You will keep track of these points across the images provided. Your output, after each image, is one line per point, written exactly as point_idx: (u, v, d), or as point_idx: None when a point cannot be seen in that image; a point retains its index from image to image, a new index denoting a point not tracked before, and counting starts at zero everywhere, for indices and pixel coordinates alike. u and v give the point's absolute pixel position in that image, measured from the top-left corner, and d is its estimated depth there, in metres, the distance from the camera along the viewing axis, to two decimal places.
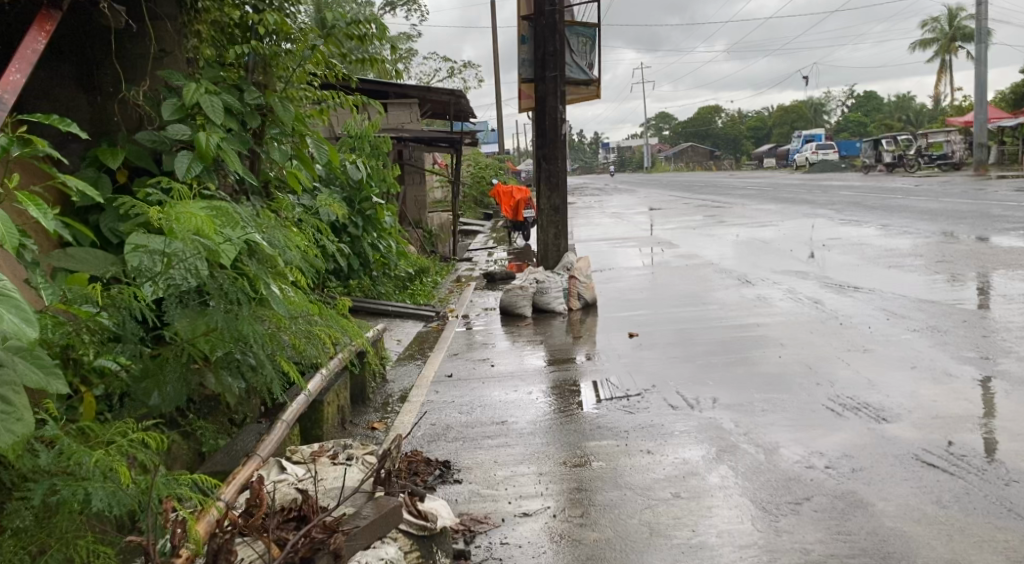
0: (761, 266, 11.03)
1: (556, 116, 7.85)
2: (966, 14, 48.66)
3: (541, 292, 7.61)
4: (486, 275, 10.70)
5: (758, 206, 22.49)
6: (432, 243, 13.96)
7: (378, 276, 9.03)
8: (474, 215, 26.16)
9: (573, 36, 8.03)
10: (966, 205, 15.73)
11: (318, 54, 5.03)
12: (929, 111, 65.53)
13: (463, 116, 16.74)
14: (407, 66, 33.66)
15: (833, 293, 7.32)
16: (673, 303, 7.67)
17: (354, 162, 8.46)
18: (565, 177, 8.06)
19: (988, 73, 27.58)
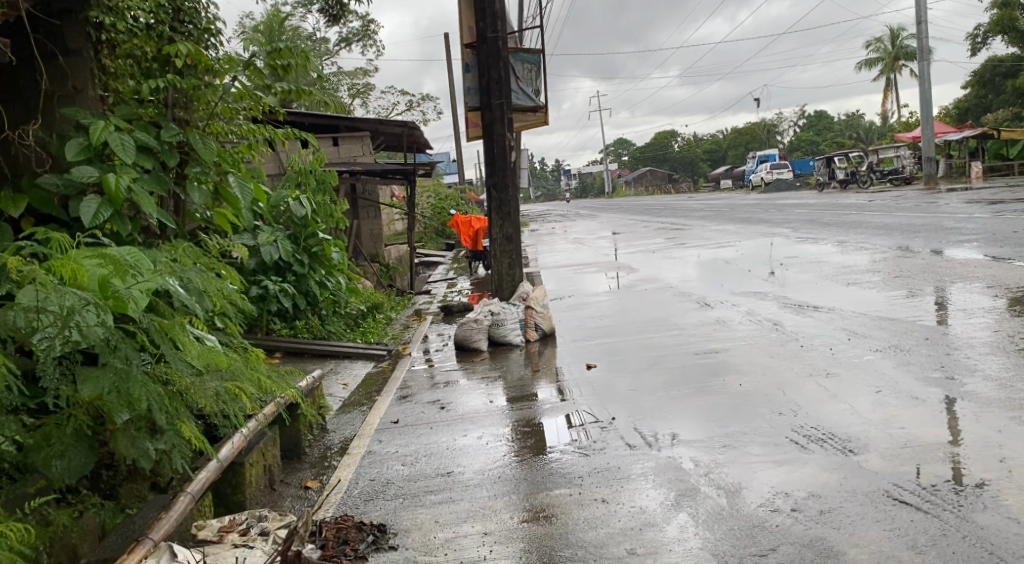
0: (722, 287, 10.92)
1: (504, 144, 7.64)
2: (908, 35, 50.30)
3: (496, 325, 7.33)
4: (443, 308, 10.40)
5: (718, 227, 22.60)
6: (389, 276, 13.63)
7: (328, 314, 8.64)
8: (435, 246, 25.86)
9: (518, 62, 7.90)
10: (920, 219, 15.92)
11: (240, 87, 4.76)
12: (878, 128, 67.31)
13: (417, 148, 16.54)
14: (363, 101, 33.52)
15: (793, 313, 7.17)
16: (633, 331, 7.44)
17: (298, 198, 8.17)
18: (517, 206, 7.85)
19: (932, 91, 28.35)
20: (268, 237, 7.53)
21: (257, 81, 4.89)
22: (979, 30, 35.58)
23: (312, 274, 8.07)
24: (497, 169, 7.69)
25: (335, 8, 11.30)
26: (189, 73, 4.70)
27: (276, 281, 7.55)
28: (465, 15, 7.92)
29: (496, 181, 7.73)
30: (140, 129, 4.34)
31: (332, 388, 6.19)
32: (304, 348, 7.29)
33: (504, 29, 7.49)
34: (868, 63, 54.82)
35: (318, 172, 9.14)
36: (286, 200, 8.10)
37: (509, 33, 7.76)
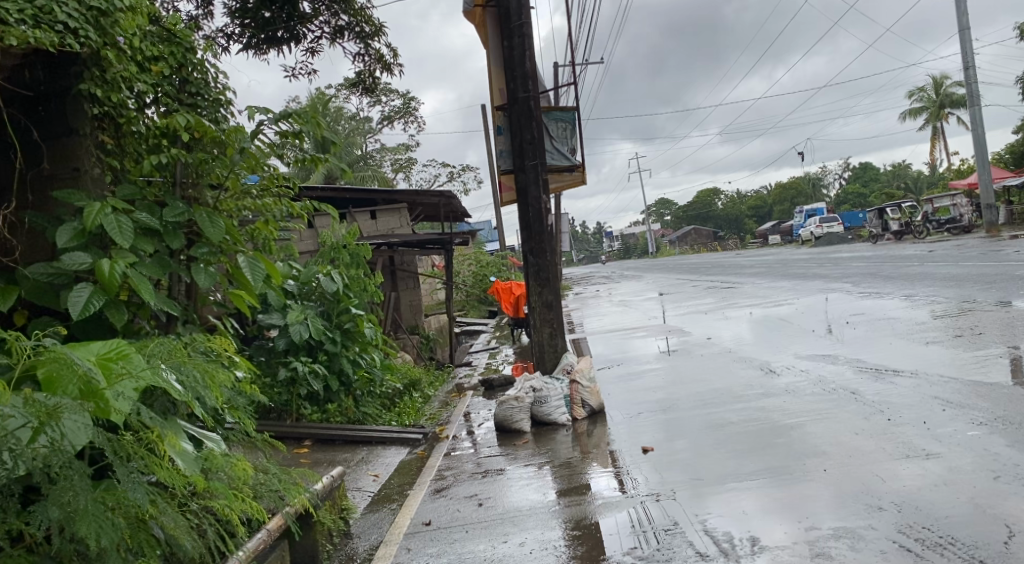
0: (783, 350, 10.14)
1: (540, 207, 7.19)
2: (952, 82, 49.43)
3: (539, 402, 6.71)
4: (484, 382, 9.84)
5: (770, 284, 21.75)
6: (429, 349, 13.15)
7: (364, 394, 8.11)
8: (478, 315, 25.49)
9: (552, 121, 7.54)
10: (991, 268, 14.93)
11: (249, 158, 4.42)
12: (927, 177, 65.76)
13: (456, 217, 16.33)
14: (405, 175, 33.93)
15: (870, 380, 6.42)
16: (690, 404, 6.73)
17: (329, 273, 7.83)
18: (557, 272, 7.32)
19: (986, 135, 27.42)
20: (297, 315, 7.19)
21: (268, 151, 4.53)
22: None
23: (345, 352, 7.62)
24: (533, 233, 7.22)
25: (366, 82, 11.21)
26: (196, 147, 4.39)
27: (305, 362, 7.15)
28: (494, 77, 7.62)
29: (533, 246, 7.24)
30: (141, 210, 4.03)
31: (362, 481, 5.62)
32: (336, 434, 6.86)
33: (537, 87, 7.14)
34: (913, 111, 53.85)
35: (351, 245, 8.78)
36: (317, 276, 7.74)
37: (540, 92, 7.42)
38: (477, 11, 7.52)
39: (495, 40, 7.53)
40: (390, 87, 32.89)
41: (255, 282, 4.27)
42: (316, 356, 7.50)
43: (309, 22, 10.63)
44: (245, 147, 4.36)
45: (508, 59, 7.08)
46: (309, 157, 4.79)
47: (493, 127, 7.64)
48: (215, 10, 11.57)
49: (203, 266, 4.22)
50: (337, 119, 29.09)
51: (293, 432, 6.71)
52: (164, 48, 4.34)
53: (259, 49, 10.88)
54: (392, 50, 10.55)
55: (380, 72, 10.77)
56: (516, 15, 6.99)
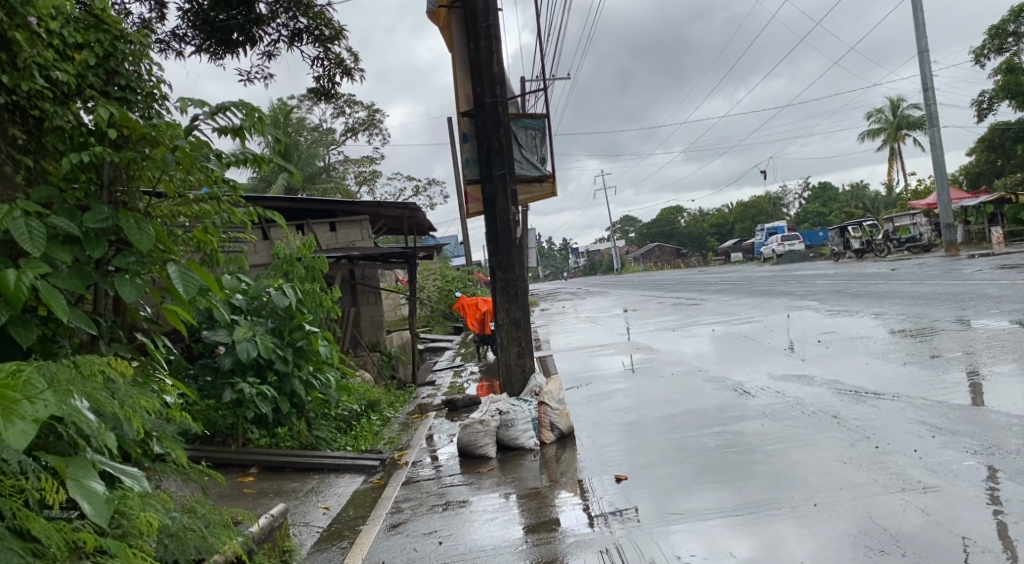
0: (754, 369, 9.91)
1: (507, 218, 6.82)
2: (909, 104, 50.60)
3: (506, 426, 6.28)
4: (446, 403, 9.41)
5: (736, 300, 21.70)
6: (390, 367, 12.65)
7: (318, 417, 7.69)
8: (443, 330, 25.05)
9: (521, 128, 7.18)
10: (955, 287, 14.97)
11: (183, 157, 3.96)
12: (885, 197, 67.19)
13: (420, 230, 15.93)
14: (370, 188, 33.43)
15: (851, 403, 6.15)
16: (665, 428, 6.37)
17: (281, 286, 7.34)
18: (525, 286, 6.94)
19: (944, 156, 27.93)
20: (244, 332, 6.87)
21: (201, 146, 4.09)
22: (984, 97, 35.51)
23: (296, 372, 7.21)
24: (501, 246, 6.85)
25: (325, 88, 10.76)
26: (126, 145, 3.92)
27: (252, 383, 6.78)
28: (460, 81, 7.26)
29: (501, 259, 6.86)
30: (59, 214, 3.59)
31: (311, 516, 5.15)
32: (284, 461, 6.43)
33: (505, 93, 6.79)
34: (872, 132, 54.98)
35: (307, 258, 8.41)
36: (268, 290, 7.33)
37: (509, 98, 7.08)
38: (443, 12, 7.16)
39: (461, 42, 7.17)
40: (355, 99, 32.40)
41: (187, 295, 3.78)
42: (265, 377, 7.12)
43: (265, 24, 10.17)
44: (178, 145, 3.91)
45: (475, 62, 6.74)
46: (254, 157, 4.33)
47: (459, 135, 7.28)
48: (167, 11, 11.04)
49: (127, 278, 3.75)
50: (300, 129, 28.48)
51: (237, 459, 6.36)
52: (90, 34, 3.89)
53: (212, 51, 10.37)
54: (352, 55, 10.14)
55: (340, 78, 10.34)
56: (484, 16, 6.65)
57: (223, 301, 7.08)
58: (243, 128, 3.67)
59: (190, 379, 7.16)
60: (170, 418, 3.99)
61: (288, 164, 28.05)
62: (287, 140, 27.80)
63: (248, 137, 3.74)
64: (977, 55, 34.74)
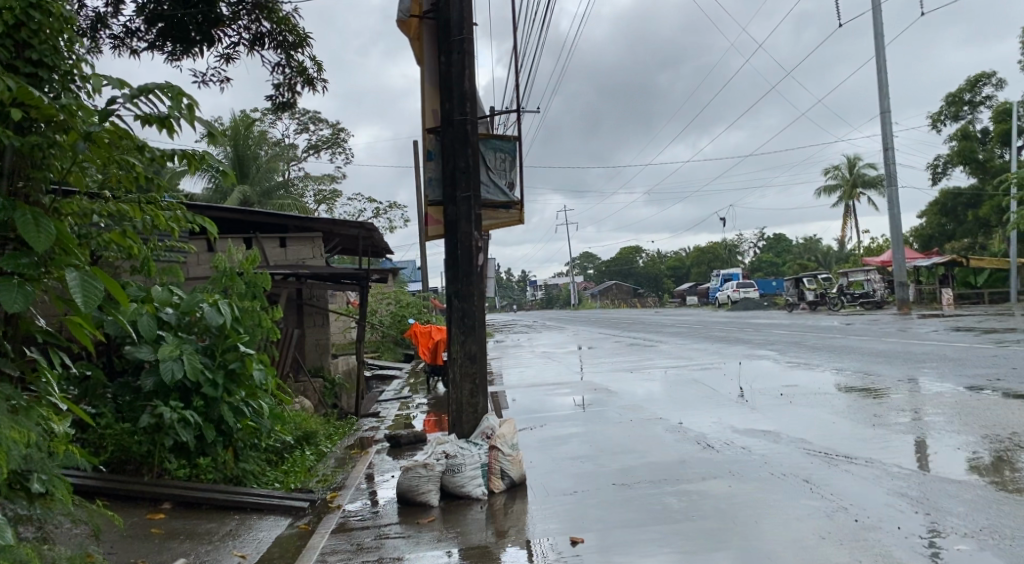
0: (714, 420, 9.54)
1: (469, 244, 6.34)
2: (866, 164, 52.02)
3: (451, 471, 5.72)
4: (390, 438, 8.80)
5: (692, 345, 21.51)
6: (333, 395, 11.97)
7: (246, 447, 7.04)
8: (393, 357, 24.33)
9: (489, 150, 6.75)
10: (912, 346, 14.95)
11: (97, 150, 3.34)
12: (837, 252, 68.80)
13: (376, 252, 15.38)
14: (329, 207, 32.73)
15: (823, 467, 5.77)
16: (625, 482, 5.89)
17: (216, 302, 6.71)
18: (483, 319, 6.43)
19: (900, 216, 28.51)
20: (170, 350, 6.26)
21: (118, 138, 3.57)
22: (938, 161, 36.62)
23: (225, 397, 6.58)
24: (460, 274, 6.35)
25: (285, 97, 10.23)
26: (29, 130, 3.28)
27: (173, 407, 6.14)
28: (428, 97, 6.82)
29: (459, 288, 6.37)
30: None
31: None
32: (201, 498, 5.77)
33: (475, 111, 6.37)
34: (829, 188, 56.39)
35: (248, 273, 7.80)
36: (202, 305, 6.71)
37: (478, 117, 6.66)
38: (415, 23, 6.74)
39: (432, 55, 6.73)
40: (321, 116, 31.88)
41: (83, 305, 3.12)
42: (190, 400, 6.48)
43: (226, 25, 9.63)
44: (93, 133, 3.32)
45: (445, 76, 6.32)
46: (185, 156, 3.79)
47: (423, 152, 6.82)
48: (123, 7, 10.41)
49: (14, 282, 3.13)
50: (260, 143, 27.79)
51: (148, 492, 5.70)
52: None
53: (168, 50, 9.75)
54: (316, 64, 9.67)
55: (302, 88, 9.83)
56: (458, 28, 6.25)
57: (150, 314, 6.46)
58: (169, 117, 3.12)
59: (105, 398, 6.48)
60: (53, 452, 3.38)
61: (245, 176, 27.27)
62: (246, 152, 27.05)
63: (174, 130, 3.19)
64: (933, 121, 35.88)
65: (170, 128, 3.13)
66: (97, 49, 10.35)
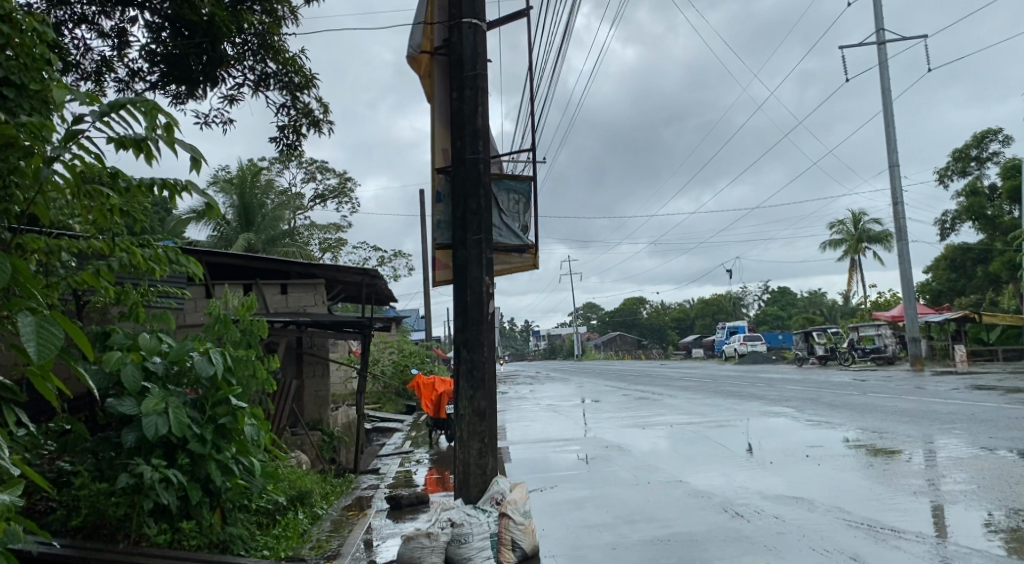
0: (736, 483, 8.96)
1: (479, 290, 5.92)
2: (872, 218, 51.92)
3: (457, 542, 5.14)
4: (390, 499, 8.24)
5: (702, 399, 20.88)
6: (331, 449, 11.40)
7: (235, 508, 6.50)
8: (395, 408, 23.72)
9: (501, 191, 6.39)
10: (935, 405, 14.36)
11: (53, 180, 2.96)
12: (842, 307, 68.27)
13: (379, 301, 15.00)
14: (334, 255, 32.48)
15: (867, 542, 5.24)
16: (650, 556, 5.35)
17: (208, 350, 6.27)
18: (493, 371, 5.96)
19: (911, 271, 28.14)
20: (155, 404, 5.80)
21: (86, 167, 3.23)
22: (946, 216, 36.45)
23: (214, 454, 6.09)
24: (469, 322, 5.91)
25: (290, 140, 9.95)
26: None
27: (155, 466, 5.64)
28: (437, 135, 6.49)
29: (468, 338, 5.92)
30: None
31: None
32: None
33: (488, 150, 6.05)
34: (834, 242, 56.26)
35: (244, 320, 7.39)
36: (193, 354, 6.27)
37: (491, 156, 6.33)
38: (425, 59, 6.47)
39: (443, 92, 6.43)
40: (328, 165, 31.97)
41: (34, 358, 2.65)
42: (175, 458, 6.00)
43: (230, 65, 9.45)
44: (59, 155, 2.92)
45: (456, 113, 6.00)
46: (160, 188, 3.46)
47: (432, 193, 6.47)
48: (129, 50, 10.24)
49: None
50: (267, 192, 27.75)
51: None
52: None
53: (171, 91, 9.56)
54: (322, 105, 9.46)
55: (307, 131, 9.60)
56: (471, 64, 5.96)
57: (135, 364, 6.04)
58: (146, 139, 2.80)
59: (84, 454, 5.99)
60: None
61: (251, 225, 27.10)
62: (252, 200, 26.98)
63: (152, 154, 2.88)
64: (940, 177, 35.85)
65: (146, 151, 2.81)
66: (101, 93, 10.14)
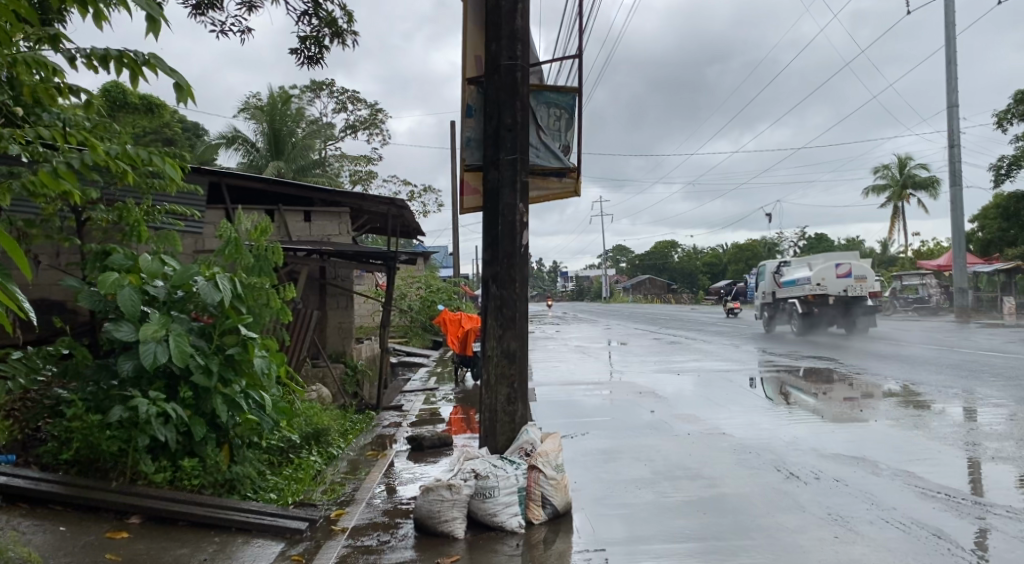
0: (781, 434, 8.32)
1: (512, 216, 5.24)
2: (919, 164, 49.64)
3: (481, 496, 4.61)
4: (411, 440, 7.76)
5: (738, 345, 20.14)
6: (353, 383, 10.98)
7: (244, 445, 6.06)
8: (422, 343, 23.42)
9: (541, 105, 5.61)
10: (990, 360, 13.46)
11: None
12: (881, 255, 66.20)
13: (408, 234, 14.42)
14: (364, 188, 31.85)
15: (948, 514, 4.60)
16: (695, 516, 4.80)
17: (213, 275, 5.72)
18: (526, 309, 5.31)
19: (963, 217, 26.69)
20: (154, 330, 5.29)
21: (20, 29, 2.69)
22: (1003, 162, 34.49)
23: (220, 388, 5.58)
24: (500, 255, 5.25)
25: (312, 52, 9.16)
26: None
27: (152, 399, 5.15)
28: (471, 37, 5.67)
29: (498, 272, 5.27)
30: None
31: None
32: (177, 512, 4.78)
33: (527, 55, 5.28)
34: (877, 188, 54.11)
35: (258, 244, 6.81)
36: (198, 279, 5.75)
37: (530, 64, 5.54)
38: None
39: None
40: (359, 95, 31.17)
41: None
42: (177, 391, 5.52)
43: None
44: None
45: (492, 11, 5.23)
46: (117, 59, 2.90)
47: (461, 107, 5.73)
48: None
49: None
50: (298, 120, 27.04)
51: (114, 503, 4.77)
52: None
53: None
54: (346, 14, 8.63)
55: (330, 43, 8.79)
56: None
57: (134, 287, 5.55)
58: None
59: (84, 382, 5.53)
60: None
61: (281, 154, 26.47)
62: (281, 127, 26.35)
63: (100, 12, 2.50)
64: (1000, 120, 33.79)
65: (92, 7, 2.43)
66: None
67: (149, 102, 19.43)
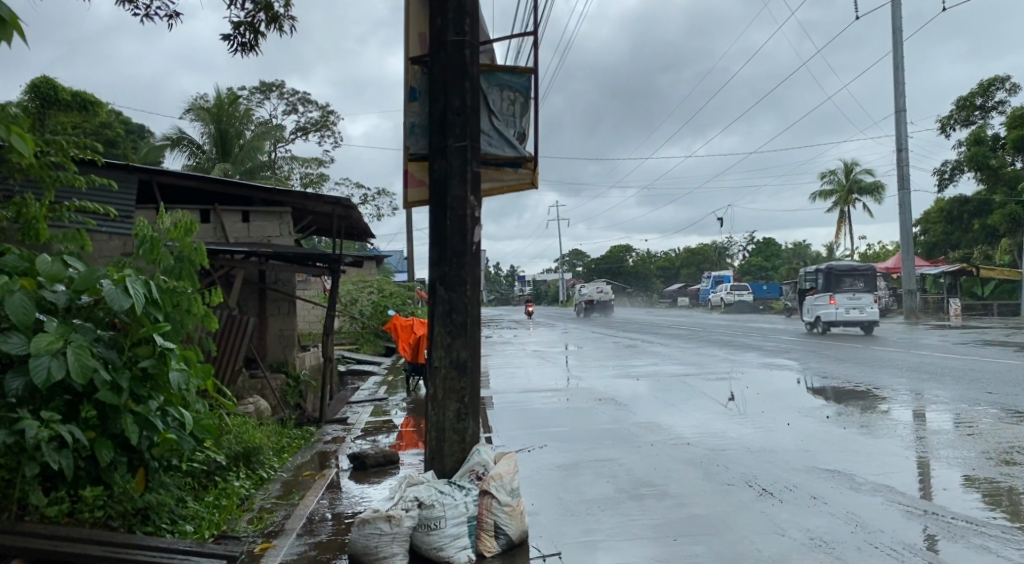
0: (745, 442, 7.95)
1: (461, 211, 4.71)
2: (865, 169, 50.62)
3: (426, 527, 4.06)
4: (353, 457, 7.16)
5: (696, 349, 19.90)
6: (295, 395, 10.29)
7: (162, 469, 5.38)
8: (374, 350, 22.68)
9: (494, 88, 5.10)
10: (946, 362, 13.40)
11: None
12: (829, 258, 67.41)
13: (355, 236, 13.75)
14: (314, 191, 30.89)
15: (937, 534, 4.23)
16: (665, 542, 4.34)
17: (123, 277, 5.04)
18: (477, 314, 4.77)
19: (911, 220, 27.04)
20: (49, 341, 4.57)
21: None
22: (947, 167, 35.22)
23: (131, 407, 4.89)
24: (449, 253, 4.71)
25: (246, 39, 8.47)
26: None
27: (46, 421, 4.44)
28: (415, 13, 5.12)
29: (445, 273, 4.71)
30: None
31: None
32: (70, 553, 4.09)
33: (478, 31, 4.76)
34: (825, 192, 55.02)
35: (179, 244, 6.12)
36: (104, 282, 5.00)
37: (481, 43, 5.02)
38: None
39: None
40: (308, 96, 30.24)
41: None
42: (78, 411, 4.82)
43: None
44: None
45: None
46: None
47: (405, 90, 5.16)
48: None
49: None
50: (244, 120, 26.00)
51: None
52: None
53: None
54: None
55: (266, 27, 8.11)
56: None
57: (26, 292, 4.81)
58: None
59: None
60: None
61: (227, 154, 25.40)
62: (227, 127, 25.28)
63: None
64: (943, 125, 34.50)
65: None
66: None
67: (84, 98, 17.93)
